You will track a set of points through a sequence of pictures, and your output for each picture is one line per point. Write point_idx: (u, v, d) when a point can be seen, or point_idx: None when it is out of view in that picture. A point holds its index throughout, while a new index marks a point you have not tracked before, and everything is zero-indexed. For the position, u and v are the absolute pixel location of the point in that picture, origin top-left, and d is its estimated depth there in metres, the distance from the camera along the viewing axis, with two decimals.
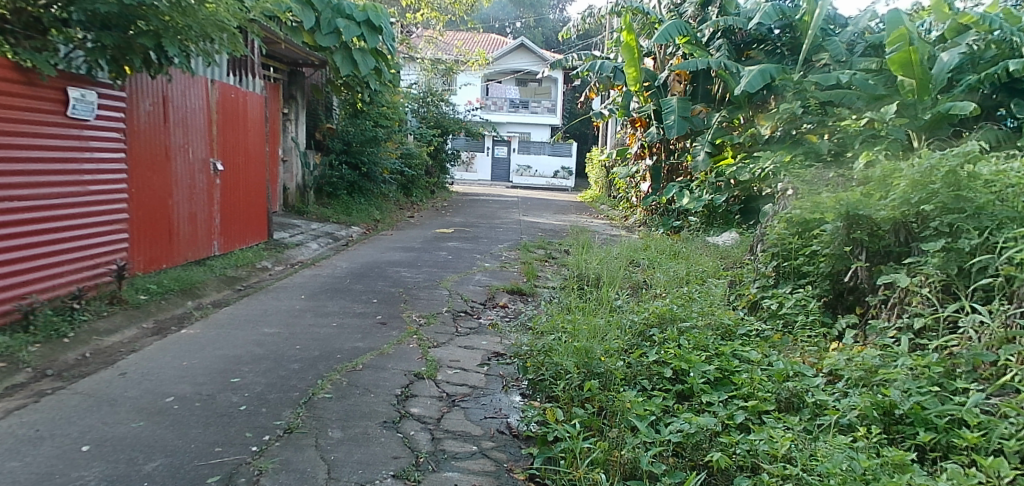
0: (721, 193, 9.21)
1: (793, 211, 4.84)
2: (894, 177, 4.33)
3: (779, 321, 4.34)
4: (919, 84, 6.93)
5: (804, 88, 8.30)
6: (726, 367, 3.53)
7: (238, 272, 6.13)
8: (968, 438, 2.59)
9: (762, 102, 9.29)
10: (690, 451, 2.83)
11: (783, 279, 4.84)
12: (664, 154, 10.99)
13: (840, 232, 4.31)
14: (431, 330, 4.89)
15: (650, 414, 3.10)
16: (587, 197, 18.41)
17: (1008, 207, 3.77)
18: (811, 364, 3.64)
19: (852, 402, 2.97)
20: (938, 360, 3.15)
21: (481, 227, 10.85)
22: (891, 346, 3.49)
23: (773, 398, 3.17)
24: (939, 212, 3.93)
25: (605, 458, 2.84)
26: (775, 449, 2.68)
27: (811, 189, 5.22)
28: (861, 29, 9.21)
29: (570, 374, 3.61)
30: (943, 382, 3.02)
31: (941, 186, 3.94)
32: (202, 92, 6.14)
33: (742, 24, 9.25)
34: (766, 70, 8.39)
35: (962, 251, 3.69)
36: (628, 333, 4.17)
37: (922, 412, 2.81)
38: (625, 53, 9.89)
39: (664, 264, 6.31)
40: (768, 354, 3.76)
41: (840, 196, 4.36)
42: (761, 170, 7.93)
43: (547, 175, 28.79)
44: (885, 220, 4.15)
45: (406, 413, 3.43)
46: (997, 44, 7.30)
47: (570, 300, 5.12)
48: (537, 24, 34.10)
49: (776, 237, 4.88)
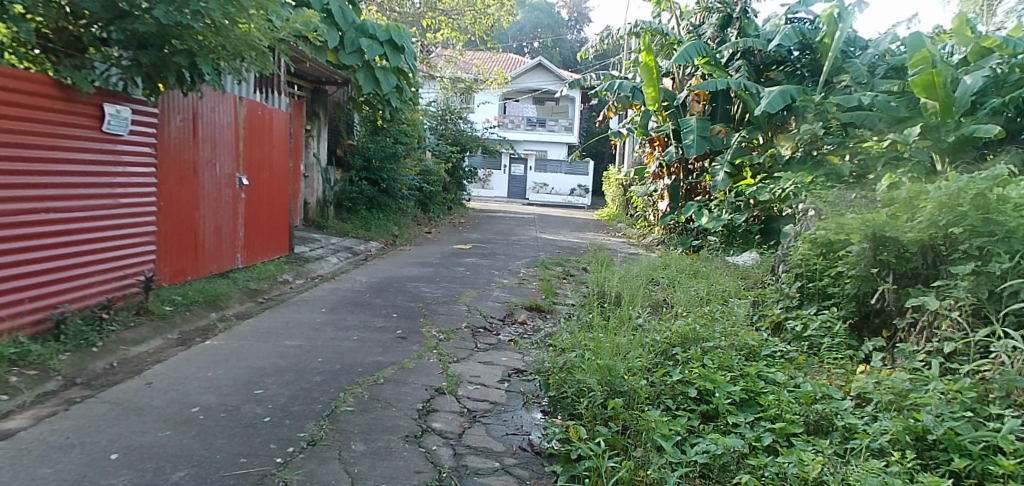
0: (741, 213, 9.09)
1: (816, 232, 4.81)
2: (921, 199, 4.27)
3: (803, 343, 4.30)
4: (942, 107, 6.84)
5: (826, 109, 8.22)
6: (751, 388, 3.50)
7: (260, 284, 6.18)
8: (1004, 465, 2.53)
9: (781, 123, 9.25)
10: (717, 472, 2.82)
11: (807, 300, 4.79)
12: (682, 174, 11.00)
13: (866, 254, 4.27)
14: (450, 345, 4.90)
15: (674, 434, 3.10)
16: (603, 216, 18.44)
17: None
18: (838, 387, 3.58)
19: (883, 426, 2.92)
20: (970, 384, 3.11)
21: (499, 243, 10.84)
22: (922, 370, 3.43)
23: (800, 421, 3.13)
24: (968, 236, 3.89)
25: (631, 478, 2.81)
26: (805, 472, 2.64)
27: (834, 210, 5.20)
28: (882, 51, 9.14)
29: (593, 392, 3.60)
30: (977, 407, 2.98)
31: (970, 208, 3.89)
32: (231, 108, 6.23)
33: (761, 46, 9.32)
34: (787, 91, 8.49)
35: (993, 275, 3.65)
36: (651, 352, 4.13)
37: (956, 438, 2.75)
38: (644, 74, 9.95)
39: (684, 283, 6.26)
40: (794, 375, 3.72)
41: (866, 218, 4.33)
42: (782, 190, 7.90)
43: (565, 193, 28.64)
44: (913, 242, 4.10)
45: (428, 428, 3.42)
46: (1021, 67, 7.17)
47: (591, 318, 5.11)
48: (554, 45, 34.58)
49: (800, 257, 4.85)
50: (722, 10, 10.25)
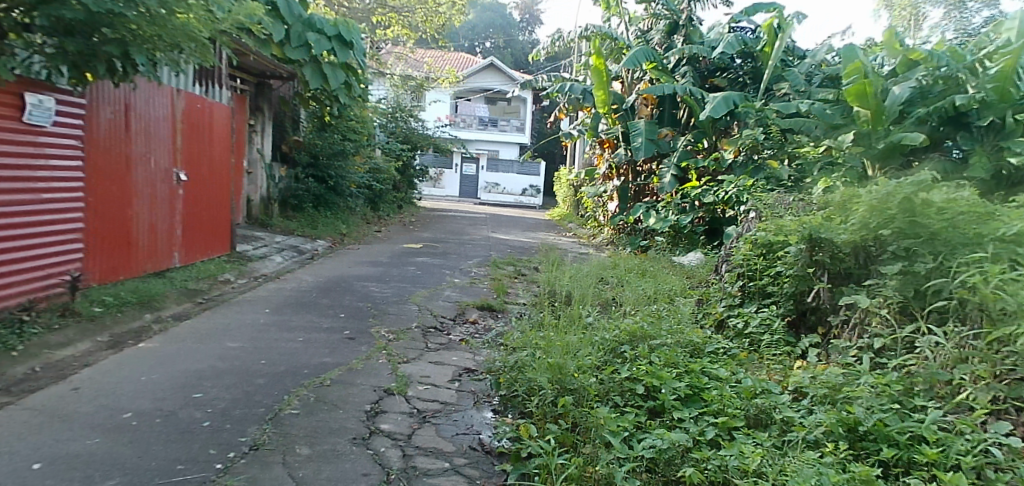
0: (686, 215, 9.30)
1: (758, 233, 4.99)
2: (853, 202, 4.48)
3: (744, 340, 4.47)
4: (874, 115, 7.08)
5: (765, 115, 8.57)
6: (696, 384, 3.61)
7: (199, 284, 6.01)
8: (927, 454, 2.70)
9: (725, 127, 9.53)
10: (663, 466, 2.90)
11: (748, 298, 4.95)
12: (631, 176, 11.23)
13: (803, 254, 4.47)
14: (401, 345, 4.88)
15: (622, 430, 3.16)
16: (554, 216, 18.62)
17: (961, 233, 3.90)
18: (777, 381, 3.74)
19: (818, 419, 3.08)
20: (897, 378, 3.31)
21: (450, 243, 10.83)
22: (854, 364, 3.62)
23: (742, 414, 3.26)
24: (896, 237, 4.12)
25: (579, 474, 2.88)
26: (746, 464, 2.76)
27: (774, 211, 5.39)
28: (819, 61, 9.46)
29: (544, 390, 3.66)
30: (903, 399, 3.16)
31: (897, 212, 4.10)
32: (166, 101, 6.06)
33: (706, 53, 9.60)
34: (730, 97, 8.81)
35: (918, 274, 3.85)
36: (600, 350, 4.22)
37: (885, 428, 2.92)
38: (594, 77, 10.08)
39: (634, 282, 6.38)
40: (736, 371, 3.86)
41: (804, 220, 4.55)
42: (726, 193, 8.22)
43: (517, 193, 28.73)
44: (846, 243, 4.30)
45: (376, 430, 3.42)
46: (945, 80, 7.22)
47: (543, 317, 5.17)
48: (506, 45, 34.73)
49: (742, 258, 5.02)
50: (669, 16, 10.51)
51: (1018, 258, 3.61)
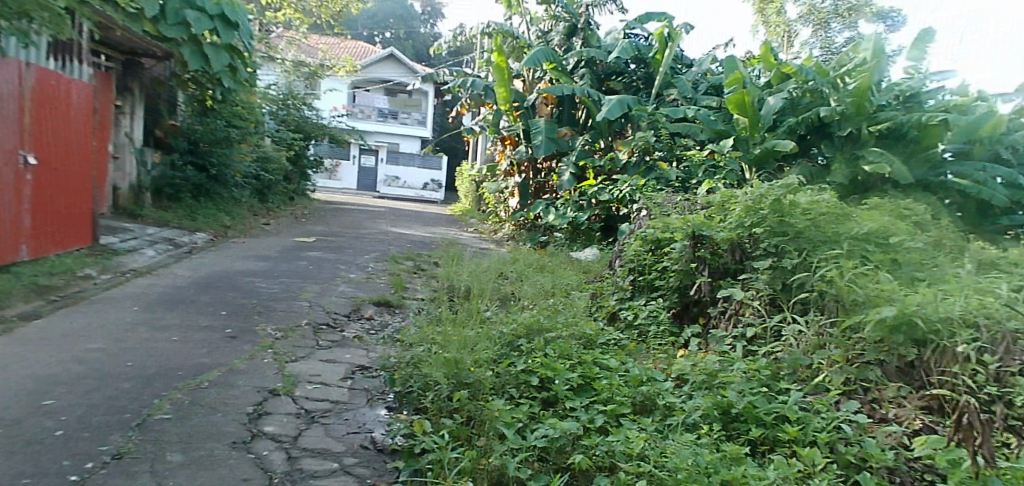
0: (584, 211, 9.62)
1: (647, 231, 5.31)
2: (731, 203, 4.91)
3: (634, 331, 4.73)
4: (750, 122, 7.73)
5: (656, 119, 9.03)
6: (587, 374, 3.82)
7: (54, 280, 5.62)
8: (789, 432, 3.01)
9: (621, 130, 9.85)
10: (554, 454, 3.06)
11: (638, 292, 5.24)
12: (531, 173, 11.49)
13: (687, 250, 4.83)
14: (288, 343, 4.82)
15: (516, 421, 3.31)
16: (456, 211, 18.70)
17: (821, 231, 4.39)
18: (662, 370, 4.01)
19: (697, 403, 3.33)
20: (766, 364, 3.62)
21: (345, 237, 10.68)
22: (729, 352, 3.94)
23: (629, 402, 3.48)
24: (767, 235, 4.50)
25: (472, 467, 2.99)
26: (630, 449, 2.95)
27: (662, 211, 5.72)
28: (705, 70, 10.05)
29: (440, 385, 3.74)
30: (770, 383, 3.48)
31: (768, 212, 4.56)
32: (11, 76, 5.66)
33: (602, 56, 10.00)
34: (625, 101, 9.16)
35: (785, 269, 4.24)
36: (497, 344, 4.35)
37: (753, 410, 3.22)
38: (495, 74, 10.28)
39: (531, 277, 6.59)
40: (625, 361, 4.10)
41: (688, 218, 4.94)
42: (619, 192, 8.60)
43: (417, 188, 28.47)
44: (724, 241, 4.64)
45: (259, 432, 3.38)
46: (812, 92, 7.82)
47: (440, 312, 5.25)
48: (407, 37, 34.46)
49: (632, 253, 5.30)
50: (568, 19, 10.82)
51: (866, 252, 4.18)
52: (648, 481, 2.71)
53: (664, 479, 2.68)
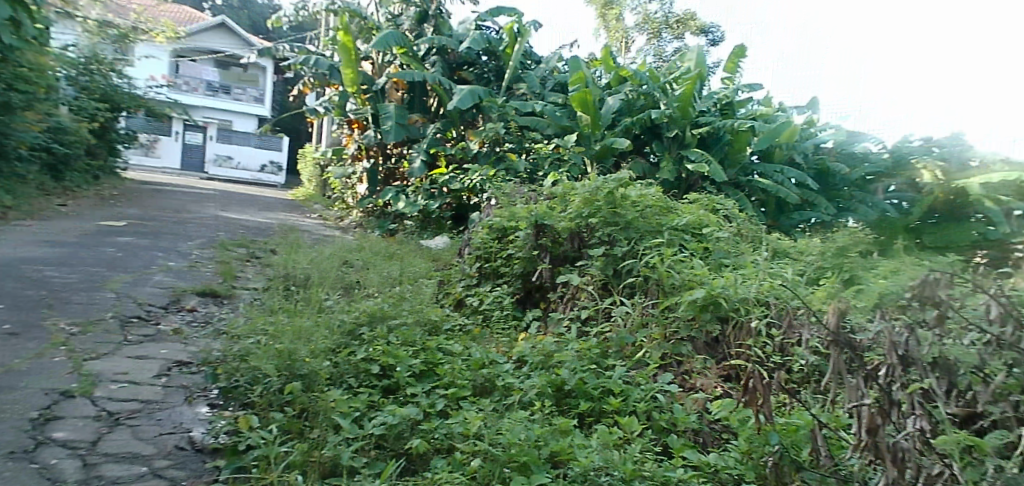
0: (435, 200, 9.74)
1: (494, 220, 5.56)
2: (570, 195, 5.29)
3: (479, 316, 4.95)
4: (591, 120, 8.26)
5: (506, 112, 9.25)
6: (430, 359, 3.91)
7: None
8: (612, 403, 3.37)
9: (472, 119, 10.15)
10: (392, 441, 3.02)
11: (484, 279, 5.48)
12: (381, 158, 11.38)
13: (530, 239, 5.11)
14: (87, 339, 4.40)
15: (353, 411, 3.23)
16: (298, 196, 18.03)
17: (647, 222, 4.91)
18: (503, 352, 4.24)
19: (533, 382, 3.55)
20: (596, 343, 3.99)
21: (162, 222, 9.88)
22: (565, 333, 4.27)
23: (469, 385, 3.60)
24: (601, 225, 4.93)
25: (303, 460, 2.84)
26: (467, 429, 3.01)
27: (509, 201, 5.97)
28: (552, 68, 10.57)
29: (270, 378, 3.57)
30: (599, 360, 3.84)
31: (603, 203, 5.00)
32: None
33: (454, 45, 10.18)
34: (476, 91, 9.34)
35: (616, 256, 4.69)
36: (336, 333, 4.26)
37: (584, 385, 3.53)
38: (342, 54, 10.02)
39: (378, 265, 6.59)
40: (469, 346, 4.26)
41: (532, 208, 5.19)
42: (471, 181, 8.74)
43: (252, 170, 26.66)
44: (564, 229, 5.01)
45: (46, 440, 2.95)
46: (645, 96, 8.52)
47: (274, 303, 5.11)
48: (241, 7, 32.56)
49: (479, 241, 5.50)
50: (419, 5, 10.85)
51: (683, 242, 4.75)
52: (484, 459, 2.74)
53: (499, 455, 2.72)
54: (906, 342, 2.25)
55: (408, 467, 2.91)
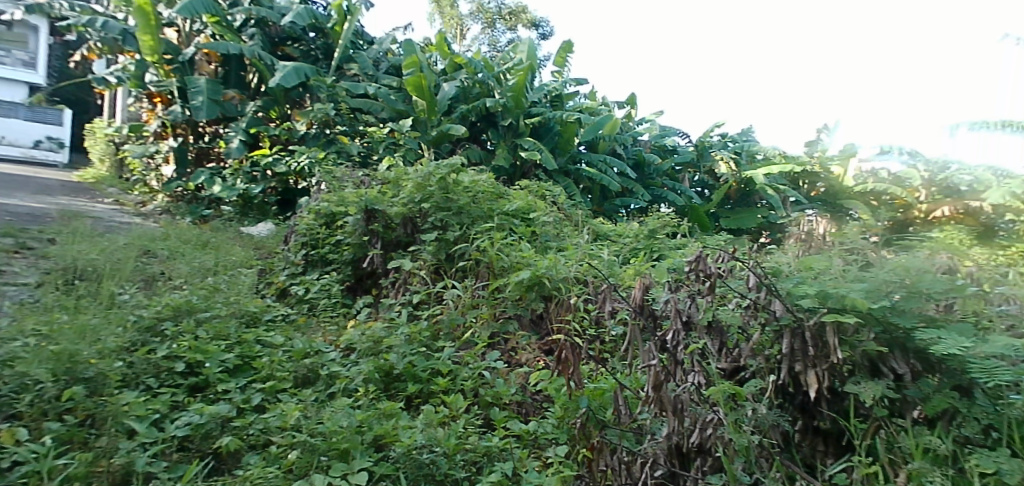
0: (257, 183, 9.01)
1: (321, 204, 5.32)
2: (402, 179, 5.23)
3: (304, 305, 4.65)
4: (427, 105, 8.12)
5: (335, 93, 8.87)
6: (246, 353, 3.60)
7: None
8: (440, 384, 3.42)
9: (297, 99, 9.55)
10: (198, 442, 2.84)
11: (310, 267, 5.16)
12: (191, 137, 10.03)
13: (360, 224, 4.95)
14: None
15: (151, 413, 2.92)
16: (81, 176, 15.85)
17: (478, 207, 5.03)
18: (330, 341, 4.04)
19: (359, 368, 3.49)
20: (426, 326, 4.00)
21: None
22: (395, 318, 4.22)
23: (290, 377, 3.43)
24: (434, 210, 4.96)
25: (87, 472, 2.56)
26: (285, 421, 2.90)
27: (337, 185, 5.77)
28: (386, 50, 10.26)
29: (44, 384, 2.91)
30: (429, 343, 3.87)
31: (435, 188, 5.03)
32: None
33: (275, 18, 9.51)
34: (302, 68, 8.79)
35: (449, 241, 4.73)
36: (131, 329, 3.64)
37: (412, 368, 3.54)
38: (138, 17, 8.82)
39: (188, 254, 6.03)
40: (291, 337, 3.97)
41: (361, 193, 5.04)
42: (296, 163, 8.20)
43: None
44: (396, 215, 4.92)
45: None
46: (480, 84, 8.58)
47: (55, 296, 4.44)
48: None
49: (304, 227, 5.23)
50: None
51: (512, 226, 4.93)
52: (302, 450, 2.71)
53: (317, 445, 2.71)
54: (687, 309, 2.80)
55: (216, 466, 2.78)
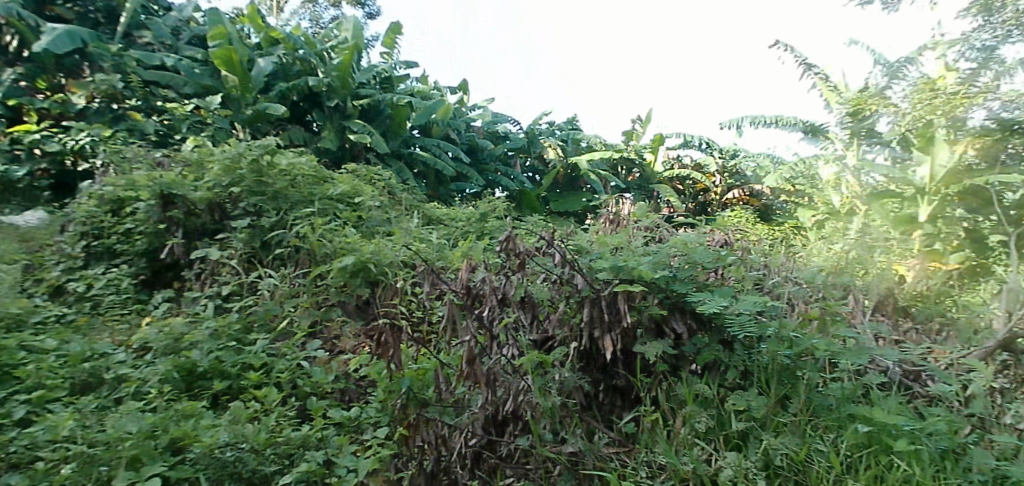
0: (20, 164, 6.40)
1: (104, 189, 4.67)
2: (208, 161, 4.81)
3: (86, 303, 4.09)
4: (239, 81, 7.30)
5: (124, 62, 7.28)
6: (6, 361, 3.08)
7: None
8: (252, 378, 3.21)
9: (73, 69, 7.39)
10: None
11: (94, 259, 4.53)
12: None
13: (155, 211, 4.49)
14: None
15: None
16: None
17: (298, 191, 4.79)
18: (120, 341, 3.65)
19: (154, 368, 3.18)
20: (236, 318, 3.74)
21: None
22: (200, 312, 3.88)
23: (65, 384, 3.04)
24: (244, 195, 4.64)
25: None
26: (55, 432, 2.58)
27: (124, 167, 5.12)
28: (187, 17, 8.44)
29: None
30: (240, 336, 3.60)
31: (246, 171, 4.70)
32: None
33: None
34: (76, 32, 6.99)
35: (263, 228, 4.46)
36: None
37: (219, 364, 3.29)
38: None
39: None
40: (68, 340, 3.45)
41: (155, 176, 4.55)
42: (74, 142, 6.36)
43: None
44: (201, 201, 4.53)
45: None
46: (302, 61, 8.06)
47: None
48: None
49: (85, 215, 4.59)
50: None
51: (336, 211, 4.77)
52: (81, 464, 2.47)
53: (97, 454, 2.50)
54: (504, 288, 2.94)
55: None
